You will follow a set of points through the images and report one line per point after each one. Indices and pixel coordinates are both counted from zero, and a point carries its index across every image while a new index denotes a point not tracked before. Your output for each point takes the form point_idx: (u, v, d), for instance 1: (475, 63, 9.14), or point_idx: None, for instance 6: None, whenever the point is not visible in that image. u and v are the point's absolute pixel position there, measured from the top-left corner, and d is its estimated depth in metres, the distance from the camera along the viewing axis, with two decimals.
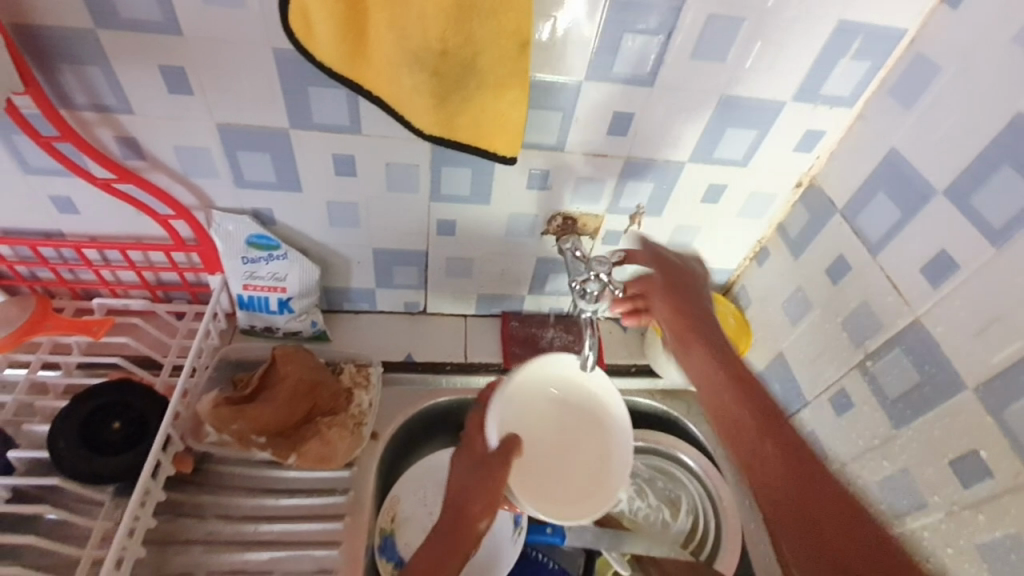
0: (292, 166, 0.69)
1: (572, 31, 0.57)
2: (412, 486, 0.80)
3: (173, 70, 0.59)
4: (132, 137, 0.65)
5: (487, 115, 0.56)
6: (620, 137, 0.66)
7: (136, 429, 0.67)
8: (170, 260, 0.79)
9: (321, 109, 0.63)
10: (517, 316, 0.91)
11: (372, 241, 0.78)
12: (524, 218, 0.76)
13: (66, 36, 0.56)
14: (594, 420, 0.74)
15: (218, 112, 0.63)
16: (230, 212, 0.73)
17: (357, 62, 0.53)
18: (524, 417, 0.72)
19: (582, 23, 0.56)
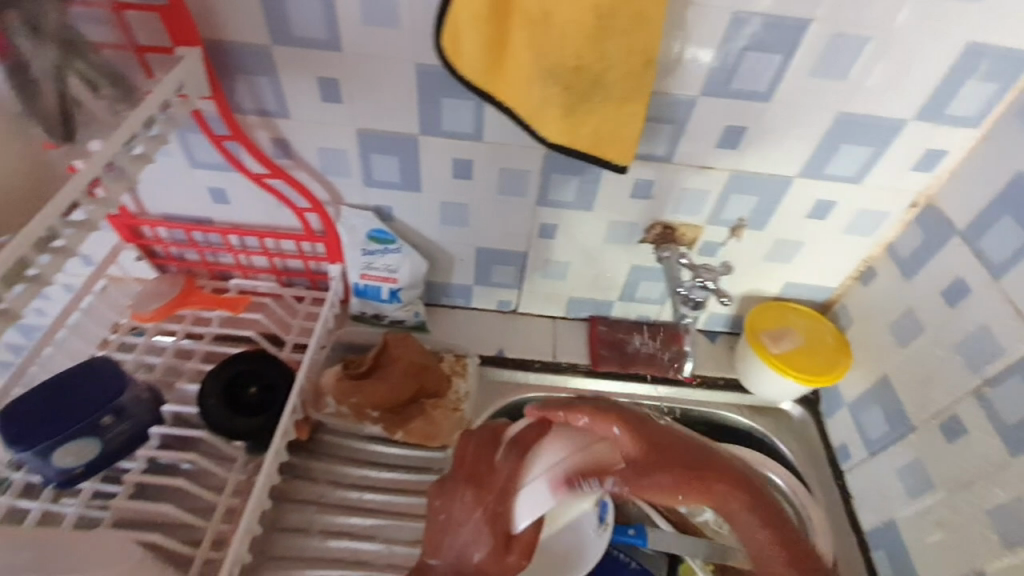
0: (416, 168, 0.76)
1: (694, 48, 0.59)
2: None
3: (329, 80, 0.67)
4: (284, 138, 0.74)
5: (608, 126, 0.59)
6: (729, 151, 0.68)
7: (270, 395, 0.76)
8: (298, 248, 0.88)
9: (450, 117, 0.69)
10: (605, 320, 0.94)
11: (477, 240, 0.84)
12: (624, 225, 0.79)
13: (244, 51, 0.65)
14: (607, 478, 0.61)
15: (360, 118, 0.71)
16: (356, 208, 0.82)
17: (495, 77, 0.58)
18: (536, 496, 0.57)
19: (704, 42, 0.59)
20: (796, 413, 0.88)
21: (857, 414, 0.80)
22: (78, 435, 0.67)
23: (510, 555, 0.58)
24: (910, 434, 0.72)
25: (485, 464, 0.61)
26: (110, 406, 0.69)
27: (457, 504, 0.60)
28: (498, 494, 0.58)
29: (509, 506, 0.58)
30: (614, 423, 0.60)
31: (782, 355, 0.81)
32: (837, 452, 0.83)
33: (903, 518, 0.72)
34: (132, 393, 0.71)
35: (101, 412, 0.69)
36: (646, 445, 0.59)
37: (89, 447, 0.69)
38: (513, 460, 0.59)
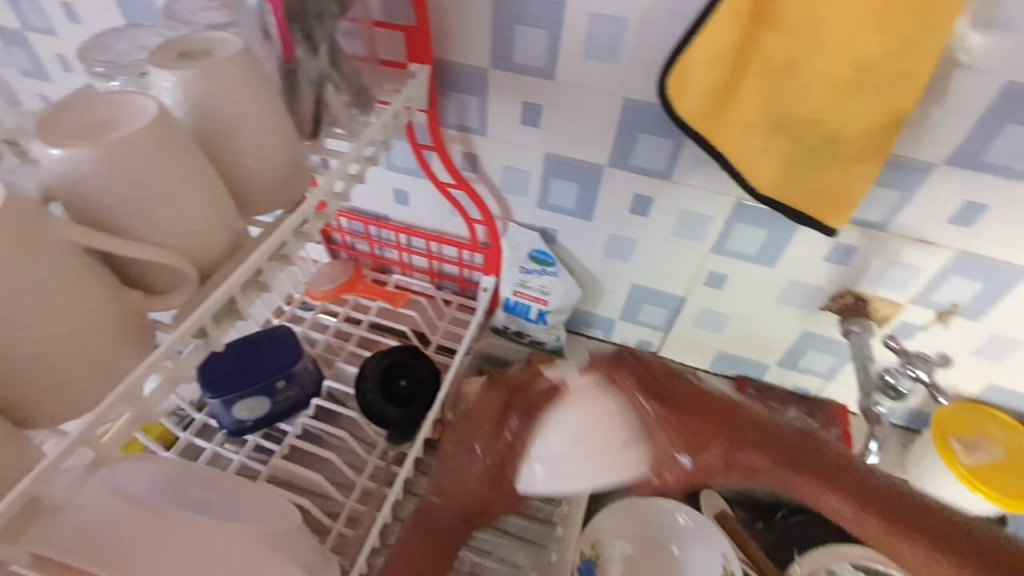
0: (593, 198, 0.76)
1: (945, 112, 0.53)
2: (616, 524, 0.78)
3: (533, 106, 0.70)
4: (476, 153, 0.78)
5: (828, 184, 0.56)
6: (959, 228, 0.60)
7: (418, 388, 0.80)
8: (459, 256, 0.93)
9: (643, 153, 0.69)
10: (754, 384, 0.86)
11: (635, 277, 0.82)
12: (804, 288, 0.73)
13: (463, 72, 0.70)
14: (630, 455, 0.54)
15: (552, 144, 0.73)
16: (524, 226, 0.84)
17: (713, 121, 0.56)
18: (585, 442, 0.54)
19: (960, 106, 0.52)
20: None
21: None
22: (257, 392, 0.75)
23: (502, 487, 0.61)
24: None
25: (502, 417, 0.61)
26: (285, 372, 0.76)
27: (464, 455, 0.62)
28: (506, 450, 0.59)
29: (522, 466, 0.58)
30: (691, 439, 0.56)
31: (975, 468, 0.70)
32: None
33: None
34: (304, 364, 0.78)
35: (277, 376, 0.75)
36: (700, 433, 0.56)
37: (261, 405, 0.76)
38: (515, 428, 0.59)
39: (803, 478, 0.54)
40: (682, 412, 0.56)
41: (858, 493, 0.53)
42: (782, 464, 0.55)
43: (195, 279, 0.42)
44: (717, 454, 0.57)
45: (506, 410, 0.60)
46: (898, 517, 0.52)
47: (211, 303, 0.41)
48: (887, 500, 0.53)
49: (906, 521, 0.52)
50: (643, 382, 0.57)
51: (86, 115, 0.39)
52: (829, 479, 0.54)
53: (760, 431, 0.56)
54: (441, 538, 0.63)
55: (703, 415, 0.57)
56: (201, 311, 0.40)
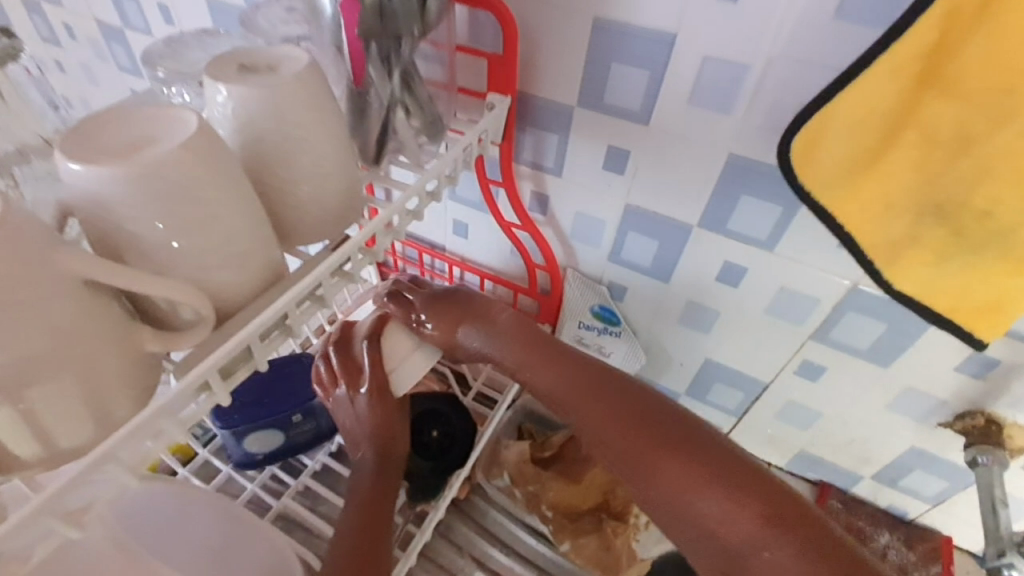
0: (674, 259, 0.67)
1: None
2: None
3: (621, 151, 0.62)
4: (548, 194, 0.71)
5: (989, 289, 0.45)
6: None
7: (449, 440, 0.69)
8: (513, 299, 0.85)
9: (744, 217, 0.59)
10: (840, 493, 0.74)
11: (710, 351, 0.72)
12: (925, 399, 0.60)
13: (546, 107, 0.63)
14: None
15: (636, 194, 0.64)
16: (589, 278, 0.75)
17: (846, 198, 0.46)
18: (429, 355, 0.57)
19: None
20: None
21: None
22: (269, 424, 0.67)
23: (380, 413, 0.55)
24: None
25: (350, 360, 0.54)
26: (303, 406, 0.69)
27: (350, 407, 0.56)
28: (376, 390, 0.53)
29: (393, 378, 0.53)
30: (519, 354, 0.52)
31: None
32: None
33: None
34: (326, 400, 0.70)
35: (296, 409, 0.68)
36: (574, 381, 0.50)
37: (273, 437, 0.69)
38: (339, 350, 0.55)
39: (670, 464, 0.45)
40: (565, 377, 0.50)
41: (726, 474, 0.44)
42: (656, 447, 0.46)
43: (212, 320, 0.36)
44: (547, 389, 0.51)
45: (352, 377, 0.54)
46: (826, 559, 0.40)
47: (223, 353, 0.35)
48: (760, 487, 0.43)
49: (821, 554, 0.40)
50: (466, 316, 0.53)
51: (127, 128, 0.35)
52: (690, 457, 0.45)
53: (647, 401, 0.48)
54: (377, 494, 0.56)
55: (583, 384, 0.50)
56: (208, 363, 0.35)
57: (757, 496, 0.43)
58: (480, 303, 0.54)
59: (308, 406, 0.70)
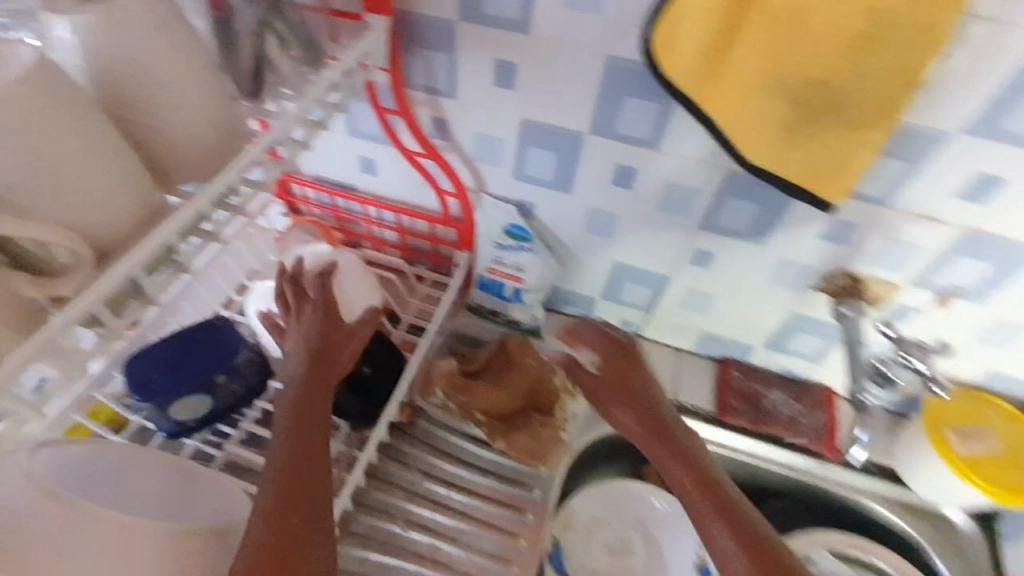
0: (573, 169, 0.70)
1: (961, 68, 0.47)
2: (591, 508, 0.78)
3: (507, 64, 0.63)
4: (446, 119, 0.72)
5: (833, 155, 0.50)
6: (970, 203, 0.55)
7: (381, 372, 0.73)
8: (431, 230, 0.87)
9: (628, 119, 0.62)
10: (740, 365, 0.83)
11: (617, 254, 0.77)
12: (797, 268, 0.68)
13: (430, 25, 0.63)
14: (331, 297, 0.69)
15: (529, 108, 0.66)
16: (499, 199, 0.78)
17: (706, 84, 0.50)
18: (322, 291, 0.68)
19: (979, 65, 0.46)
20: (964, 525, 0.73)
21: None
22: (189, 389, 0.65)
23: (326, 326, 0.59)
24: None
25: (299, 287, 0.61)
26: (225, 365, 0.66)
27: (296, 328, 0.59)
28: (314, 306, 0.59)
29: (332, 299, 0.60)
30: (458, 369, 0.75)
31: (969, 458, 0.66)
32: None
33: None
34: (246, 354, 0.68)
35: (219, 370, 0.66)
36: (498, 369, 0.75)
37: (200, 404, 0.66)
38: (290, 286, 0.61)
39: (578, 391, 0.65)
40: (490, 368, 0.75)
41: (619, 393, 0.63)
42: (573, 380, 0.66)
43: (91, 259, 0.37)
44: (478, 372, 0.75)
45: (300, 300, 0.61)
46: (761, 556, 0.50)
47: (103, 286, 0.36)
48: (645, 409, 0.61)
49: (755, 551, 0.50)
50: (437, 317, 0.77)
51: None
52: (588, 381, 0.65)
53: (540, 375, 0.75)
54: (312, 411, 0.53)
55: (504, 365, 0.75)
56: (90, 296, 0.36)
57: (636, 410, 0.61)
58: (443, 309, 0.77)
59: (229, 365, 0.67)
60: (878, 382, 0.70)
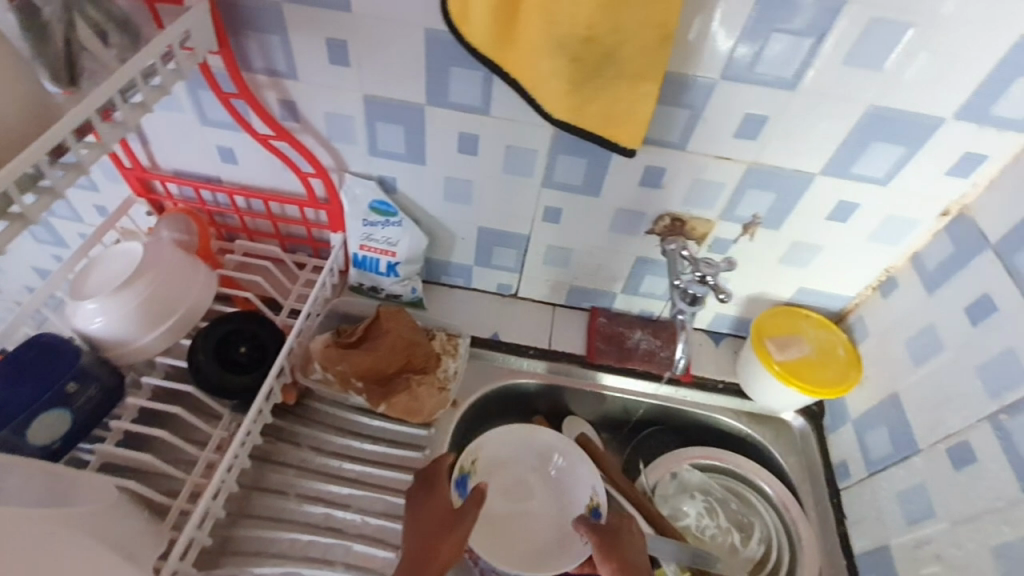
0: (421, 140, 0.74)
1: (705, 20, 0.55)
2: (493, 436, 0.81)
3: (337, 42, 0.66)
4: (292, 100, 0.73)
5: (620, 105, 0.56)
6: (747, 141, 0.64)
7: (259, 353, 0.76)
8: (302, 215, 0.88)
9: (457, 88, 0.67)
10: (606, 313, 0.91)
11: (478, 219, 0.83)
12: (631, 214, 0.76)
13: (256, 8, 0.65)
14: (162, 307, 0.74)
15: (368, 84, 0.69)
16: (360, 176, 0.80)
17: (504, 46, 0.55)
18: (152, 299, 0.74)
19: (717, 17, 0.54)
20: (795, 422, 0.83)
21: (861, 433, 0.74)
22: (41, 406, 0.65)
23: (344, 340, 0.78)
24: (914, 458, 0.65)
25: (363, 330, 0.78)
26: (74, 371, 0.68)
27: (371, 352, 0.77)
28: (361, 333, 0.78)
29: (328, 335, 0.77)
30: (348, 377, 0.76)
31: (787, 363, 0.76)
32: (835, 469, 0.78)
33: (898, 546, 0.66)
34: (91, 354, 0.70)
35: (67, 377, 0.67)
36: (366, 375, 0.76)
37: (59, 420, 0.67)
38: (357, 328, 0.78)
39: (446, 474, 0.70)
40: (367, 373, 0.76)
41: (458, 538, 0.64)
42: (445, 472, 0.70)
43: None
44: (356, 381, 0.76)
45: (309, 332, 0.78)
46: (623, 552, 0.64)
47: None
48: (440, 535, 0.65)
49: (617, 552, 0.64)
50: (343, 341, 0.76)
51: None
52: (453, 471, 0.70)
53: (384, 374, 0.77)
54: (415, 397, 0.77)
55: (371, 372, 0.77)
56: None
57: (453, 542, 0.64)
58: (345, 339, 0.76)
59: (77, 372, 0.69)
60: (688, 301, 0.76)
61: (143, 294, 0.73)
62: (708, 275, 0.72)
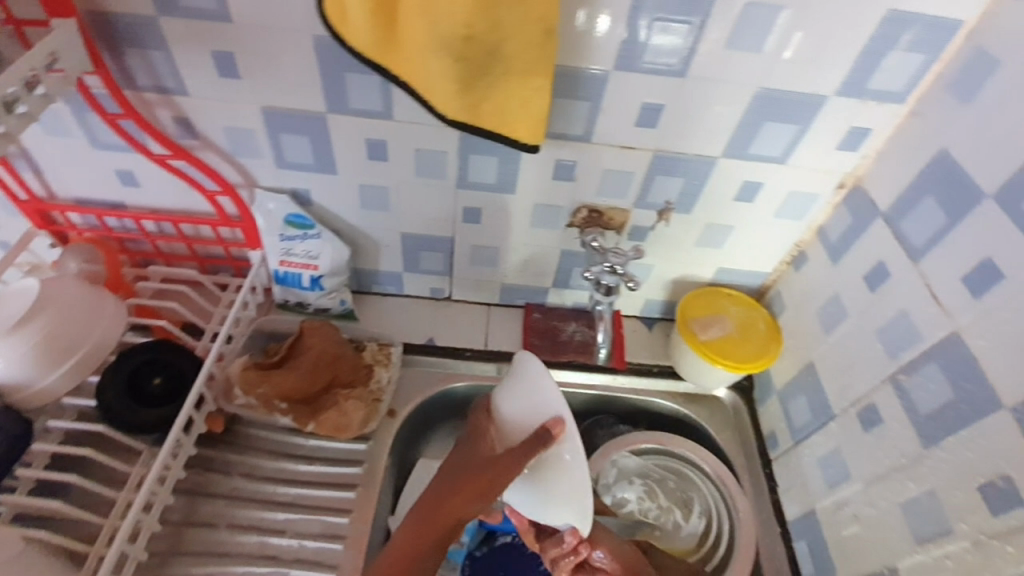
0: (328, 149, 0.72)
1: (587, 11, 0.56)
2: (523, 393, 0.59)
3: (223, 54, 0.63)
4: (186, 116, 0.70)
5: (512, 102, 0.56)
6: (648, 129, 0.65)
7: (175, 383, 0.73)
8: (216, 234, 0.84)
9: (355, 94, 0.66)
10: (540, 308, 0.91)
11: (399, 226, 0.81)
12: (549, 209, 0.76)
13: (132, 23, 0.61)
14: (63, 347, 0.70)
15: (263, 95, 0.67)
16: (270, 190, 0.78)
17: (388, 49, 0.54)
18: (49, 340, 0.69)
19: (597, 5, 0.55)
20: (727, 398, 0.85)
21: (786, 403, 0.77)
22: None
23: (268, 365, 0.76)
24: (831, 423, 0.68)
25: (287, 352, 0.77)
26: None
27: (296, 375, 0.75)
28: (285, 355, 0.77)
29: (248, 362, 0.75)
30: (276, 401, 0.74)
31: (711, 343, 0.78)
32: (767, 441, 0.81)
33: (822, 509, 0.68)
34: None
35: None
36: (293, 399, 0.75)
37: None
38: (280, 351, 0.77)
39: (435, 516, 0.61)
40: (295, 398, 0.75)
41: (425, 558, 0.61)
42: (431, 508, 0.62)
43: None
44: (284, 406, 0.75)
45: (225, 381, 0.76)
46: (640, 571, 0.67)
47: None
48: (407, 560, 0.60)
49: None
50: (268, 366, 0.76)
51: None
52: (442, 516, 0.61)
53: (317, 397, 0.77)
54: (345, 418, 0.76)
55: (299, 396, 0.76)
56: None
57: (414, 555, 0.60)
58: (267, 365, 0.76)
59: None
60: (604, 291, 0.78)
61: (38, 336, 0.69)
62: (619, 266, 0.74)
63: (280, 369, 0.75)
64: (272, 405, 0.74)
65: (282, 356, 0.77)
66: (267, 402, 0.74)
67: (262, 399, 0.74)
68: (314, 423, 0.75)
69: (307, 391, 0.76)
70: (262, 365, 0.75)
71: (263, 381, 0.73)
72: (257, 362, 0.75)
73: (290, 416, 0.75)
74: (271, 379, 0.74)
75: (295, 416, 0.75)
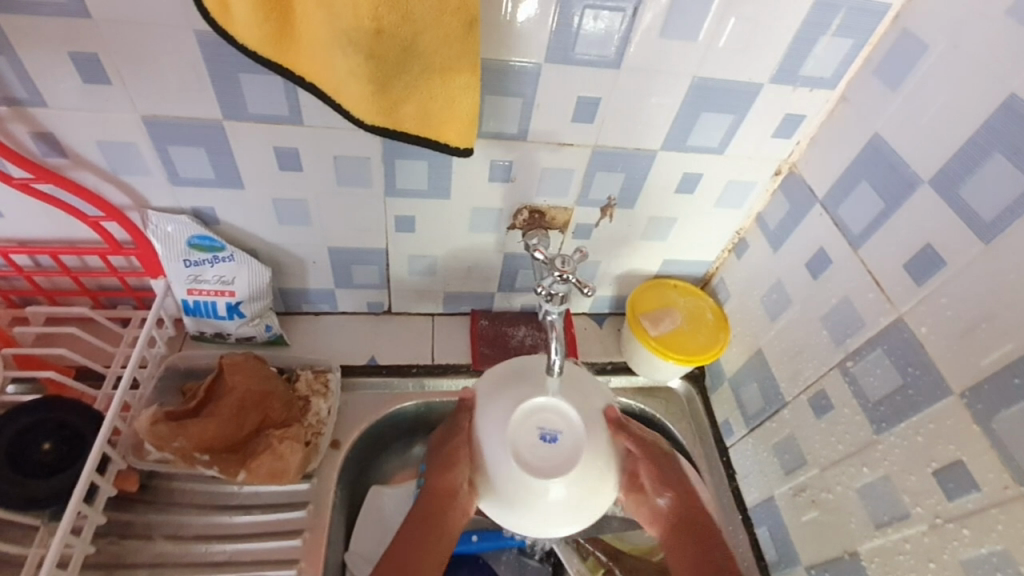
0: (230, 162, 0.63)
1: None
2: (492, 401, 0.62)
3: (86, 58, 0.53)
4: (49, 132, 0.59)
5: (436, 103, 0.49)
6: (586, 125, 0.61)
7: (70, 447, 0.62)
8: (107, 264, 0.73)
9: (256, 98, 0.57)
10: (487, 314, 0.86)
11: (325, 240, 0.73)
12: (488, 212, 0.71)
13: None
14: None
15: (143, 103, 0.57)
16: (166, 212, 0.67)
17: (285, 46, 0.46)
18: None
19: None
20: (681, 389, 0.84)
21: (737, 390, 0.76)
22: None
23: (181, 414, 0.67)
24: (783, 410, 0.68)
25: (206, 395, 0.68)
26: None
27: (217, 423, 0.66)
28: (202, 400, 0.68)
29: (159, 413, 0.66)
30: (197, 453, 0.66)
31: (662, 336, 0.77)
32: (721, 428, 0.80)
33: (781, 495, 0.68)
34: None
35: None
36: (218, 449, 0.67)
37: None
38: (196, 397, 0.68)
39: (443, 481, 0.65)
40: (218, 447, 0.67)
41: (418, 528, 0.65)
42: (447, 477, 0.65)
43: None
44: (208, 456, 0.66)
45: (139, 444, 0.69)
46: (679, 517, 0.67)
47: None
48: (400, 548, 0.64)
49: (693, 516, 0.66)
50: (183, 416, 0.67)
51: None
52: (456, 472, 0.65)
53: (245, 442, 0.69)
54: (278, 460, 0.68)
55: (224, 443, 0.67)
56: None
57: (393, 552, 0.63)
58: (184, 413, 0.67)
59: None
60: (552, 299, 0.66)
61: None
62: (559, 265, 0.65)
63: (199, 418, 0.66)
64: (193, 458, 0.66)
65: (201, 402, 0.68)
66: (186, 455, 0.65)
67: (180, 453, 0.65)
68: (245, 471, 0.67)
69: (234, 437, 0.67)
70: (173, 416, 0.66)
71: (179, 433, 0.65)
72: (170, 412, 0.66)
73: (217, 468, 0.67)
74: (187, 428, 0.65)
75: (223, 466, 0.67)
